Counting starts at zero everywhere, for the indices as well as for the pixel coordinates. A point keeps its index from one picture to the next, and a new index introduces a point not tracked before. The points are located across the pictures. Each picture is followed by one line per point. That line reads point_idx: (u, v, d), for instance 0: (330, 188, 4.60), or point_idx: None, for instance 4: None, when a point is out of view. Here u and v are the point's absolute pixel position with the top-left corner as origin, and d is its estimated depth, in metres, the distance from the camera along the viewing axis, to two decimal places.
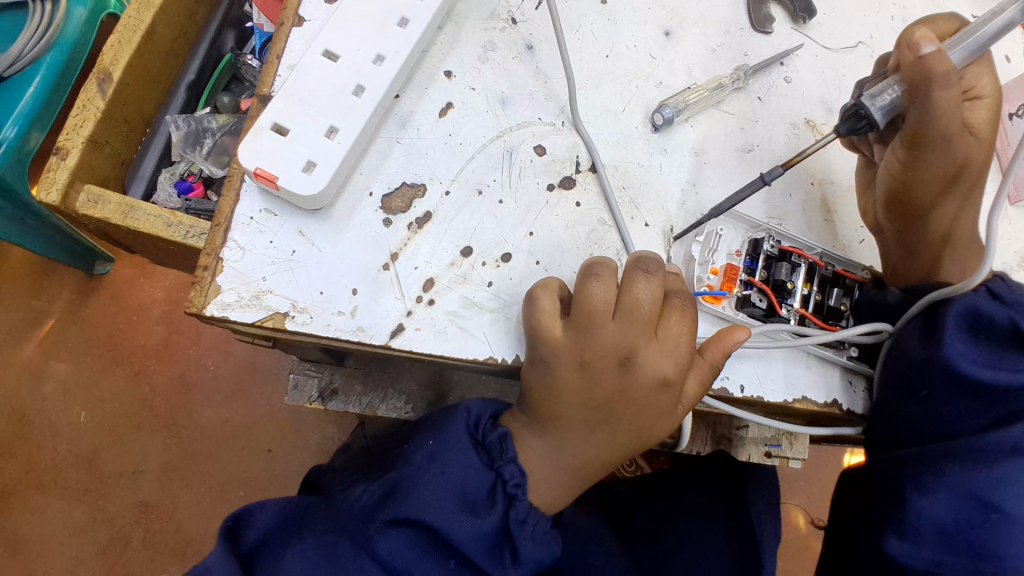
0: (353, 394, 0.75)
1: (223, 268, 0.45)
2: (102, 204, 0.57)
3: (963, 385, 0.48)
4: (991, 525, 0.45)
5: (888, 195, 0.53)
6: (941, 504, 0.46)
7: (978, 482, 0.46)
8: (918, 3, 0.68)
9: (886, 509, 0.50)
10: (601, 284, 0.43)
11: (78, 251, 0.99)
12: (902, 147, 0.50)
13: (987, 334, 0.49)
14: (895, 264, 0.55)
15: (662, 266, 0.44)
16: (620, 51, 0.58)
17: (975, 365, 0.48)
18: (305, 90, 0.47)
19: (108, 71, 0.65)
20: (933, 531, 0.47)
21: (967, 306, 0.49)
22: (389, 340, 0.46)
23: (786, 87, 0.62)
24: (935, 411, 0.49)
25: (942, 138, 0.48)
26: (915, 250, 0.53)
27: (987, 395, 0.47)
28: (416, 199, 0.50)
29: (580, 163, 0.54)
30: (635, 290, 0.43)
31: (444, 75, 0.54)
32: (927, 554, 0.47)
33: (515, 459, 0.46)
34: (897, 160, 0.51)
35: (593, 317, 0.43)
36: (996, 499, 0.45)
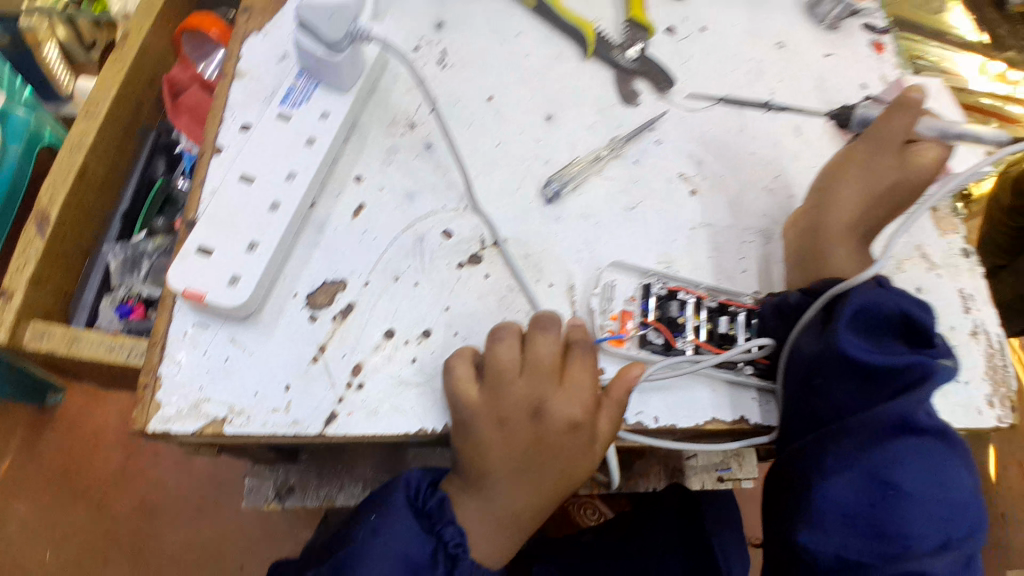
0: (310, 488, 0.77)
1: (163, 383, 0.49)
2: (49, 339, 0.61)
3: (858, 372, 0.53)
4: (889, 504, 0.51)
5: (828, 178, 0.68)
6: (842, 488, 0.52)
7: (872, 463, 0.51)
8: (770, 58, 0.81)
9: (799, 503, 0.54)
10: (506, 345, 0.50)
11: (29, 387, 0.99)
12: (839, 163, 0.68)
13: (876, 326, 0.55)
14: (798, 264, 0.65)
15: (556, 321, 0.52)
16: (509, 139, 0.67)
17: (868, 353, 0.52)
18: (227, 213, 0.53)
19: (45, 213, 0.69)
20: (837, 518, 0.52)
21: (861, 301, 0.54)
22: (324, 427, 0.50)
23: (658, 148, 0.71)
24: (833, 399, 0.54)
25: (884, 154, 0.66)
26: (815, 240, 0.65)
27: (878, 380, 0.53)
28: (338, 293, 0.55)
29: (484, 240, 0.61)
30: (537, 346, 0.50)
31: (353, 181, 0.60)
32: (836, 539, 0.51)
33: (453, 520, 0.50)
34: (852, 150, 0.68)
35: (501, 375, 0.49)
36: (891, 478, 0.51)
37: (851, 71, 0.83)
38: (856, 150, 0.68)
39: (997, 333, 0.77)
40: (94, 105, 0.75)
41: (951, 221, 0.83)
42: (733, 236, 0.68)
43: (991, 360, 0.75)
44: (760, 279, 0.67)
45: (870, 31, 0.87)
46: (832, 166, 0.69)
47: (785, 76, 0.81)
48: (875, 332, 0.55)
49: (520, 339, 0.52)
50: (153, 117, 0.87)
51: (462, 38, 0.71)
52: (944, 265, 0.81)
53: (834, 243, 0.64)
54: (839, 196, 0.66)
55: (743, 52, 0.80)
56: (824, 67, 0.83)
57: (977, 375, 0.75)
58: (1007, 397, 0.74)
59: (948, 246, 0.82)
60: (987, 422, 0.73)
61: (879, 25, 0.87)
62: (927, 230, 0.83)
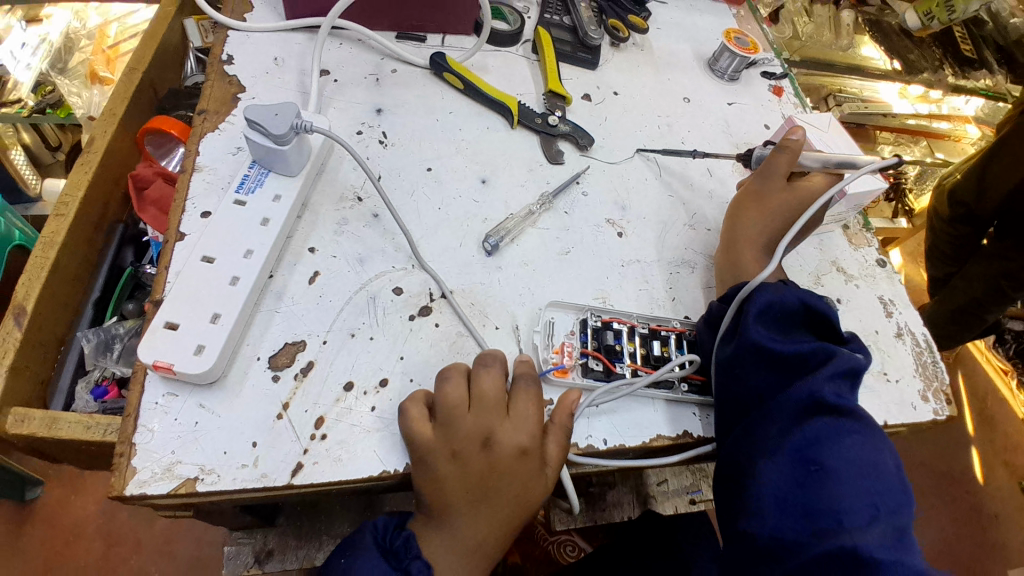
0: (289, 551, 0.78)
1: (137, 450, 0.53)
2: (28, 421, 0.63)
3: (767, 357, 0.58)
4: (816, 480, 0.52)
5: (733, 210, 0.77)
6: (771, 470, 0.53)
7: (793, 442, 0.54)
8: (679, 109, 0.93)
9: (740, 496, 0.56)
10: (452, 383, 0.56)
11: (11, 481, 1.07)
12: (744, 195, 0.77)
13: (781, 319, 0.61)
14: (721, 276, 0.73)
15: (497, 358, 0.58)
16: (449, 202, 0.74)
17: (771, 339, 0.59)
18: (191, 289, 0.58)
19: (22, 306, 0.74)
20: (771, 501, 0.53)
21: (762, 295, 0.61)
22: (291, 478, 0.54)
23: (584, 199, 0.79)
24: (752, 387, 0.59)
25: (778, 181, 0.74)
26: (733, 254, 0.73)
27: (785, 363, 0.58)
28: (298, 353, 0.60)
29: (433, 293, 0.67)
30: (481, 383, 0.56)
31: (308, 251, 0.66)
32: (773, 523, 0.52)
33: (420, 555, 0.53)
34: (749, 185, 0.77)
35: (451, 411, 0.54)
36: (813, 454, 0.53)
37: (752, 116, 0.95)
38: (755, 183, 0.76)
39: (921, 332, 0.85)
40: (64, 206, 0.81)
41: (862, 235, 0.94)
42: (659, 269, 0.75)
43: (918, 357, 0.83)
44: (688, 305, 0.74)
45: (769, 77, 1.02)
46: (740, 197, 0.78)
47: (694, 126, 0.92)
48: (782, 327, 0.61)
49: (467, 377, 0.58)
50: (121, 212, 0.93)
51: (401, 120, 0.80)
52: (861, 276, 0.89)
53: (749, 254, 0.72)
54: (748, 217, 0.75)
55: (653, 110, 0.92)
56: (728, 114, 0.94)
57: (908, 372, 0.81)
58: (939, 390, 0.80)
59: (863, 258, 0.92)
60: (924, 416, 0.78)
61: (776, 72, 1.02)
62: (842, 246, 0.92)
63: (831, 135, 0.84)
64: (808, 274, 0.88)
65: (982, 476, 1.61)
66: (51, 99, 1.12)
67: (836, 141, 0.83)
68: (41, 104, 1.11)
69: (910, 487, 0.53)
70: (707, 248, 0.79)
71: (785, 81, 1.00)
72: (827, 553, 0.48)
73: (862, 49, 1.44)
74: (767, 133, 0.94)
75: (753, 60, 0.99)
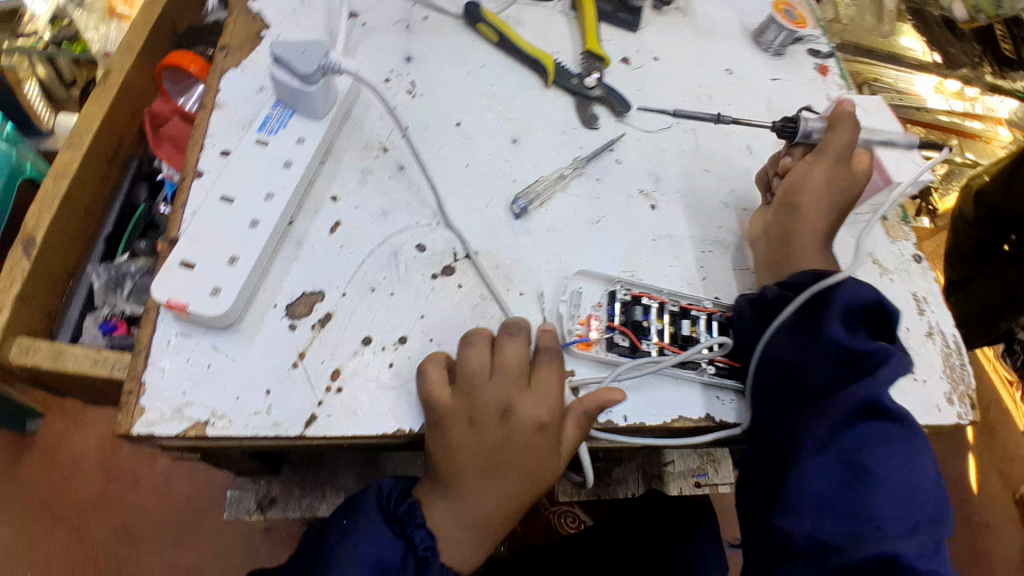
0: (291, 499, 0.78)
1: (146, 389, 0.52)
2: (34, 352, 0.63)
3: (837, 355, 0.56)
4: (861, 487, 0.53)
5: (786, 192, 0.70)
6: (819, 472, 0.54)
7: (846, 448, 0.54)
8: (721, 82, 0.88)
9: (777, 493, 0.57)
10: (474, 349, 0.54)
11: (8, 410, 1.03)
12: (803, 168, 0.70)
13: (849, 315, 0.59)
14: (766, 259, 0.70)
15: (523, 328, 0.56)
16: (478, 159, 0.71)
17: (841, 336, 0.57)
18: (209, 228, 0.56)
19: (31, 235, 0.71)
20: (812, 501, 0.54)
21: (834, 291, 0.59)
22: (304, 430, 0.53)
23: (618, 166, 0.76)
24: (812, 383, 0.58)
25: (840, 161, 0.68)
26: (789, 232, 0.68)
27: (851, 361, 0.56)
28: (316, 303, 0.58)
29: (457, 252, 0.64)
30: (505, 351, 0.54)
31: (331, 199, 0.64)
32: (811, 522, 0.54)
33: (424, 523, 0.53)
34: (805, 164, 0.70)
35: (473, 381, 0.53)
36: (863, 462, 0.54)
37: (797, 94, 0.91)
38: (814, 154, 0.69)
39: (951, 332, 0.82)
40: (78, 135, 0.78)
41: (900, 228, 0.90)
42: (687, 248, 0.72)
43: (947, 358, 0.80)
44: (718, 286, 0.71)
45: (814, 55, 0.96)
46: (791, 177, 0.70)
47: (736, 99, 0.87)
48: (849, 320, 0.59)
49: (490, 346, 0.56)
50: (136, 147, 0.90)
51: (431, 70, 0.76)
52: (896, 270, 0.86)
53: (795, 237, 0.68)
54: (808, 200, 0.68)
55: (694, 80, 0.87)
56: (771, 90, 0.90)
57: (935, 373, 0.79)
58: (963, 393, 0.78)
59: (900, 252, 0.88)
60: (947, 418, 0.76)
61: (823, 50, 0.96)
62: (880, 239, 0.88)
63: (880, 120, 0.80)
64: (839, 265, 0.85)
65: (978, 484, 1.59)
66: (68, 35, 1.10)
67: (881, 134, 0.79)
68: (57, 37, 1.09)
69: (944, 494, 0.56)
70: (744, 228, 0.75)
71: (831, 59, 0.95)
72: (865, 558, 0.51)
73: (902, 39, 1.40)
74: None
75: (800, 35, 0.93)
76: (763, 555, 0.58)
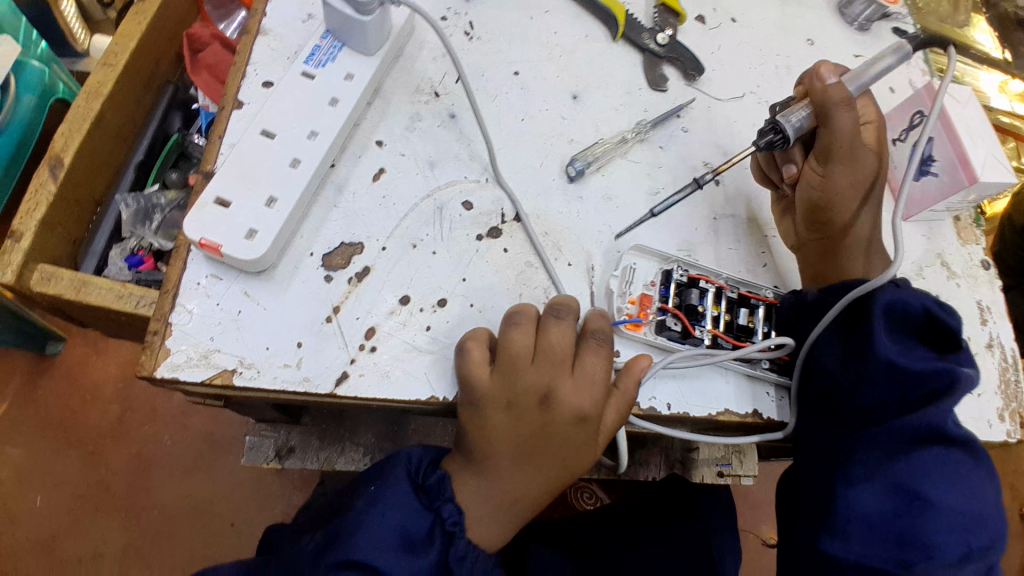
0: (310, 450, 0.76)
1: (173, 331, 0.49)
2: (56, 281, 0.59)
3: (892, 376, 0.52)
4: (914, 513, 0.50)
5: (807, 207, 0.62)
6: (868, 496, 0.52)
7: (900, 473, 0.51)
8: (800, 53, 0.81)
9: (821, 511, 0.54)
10: (521, 331, 0.50)
11: (28, 332, 0.97)
12: (818, 165, 0.61)
13: (900, 326, 0.55)
14: (816, 270, 0.63)
15: (571, 313, 0.51)
16: (534, 114, 0.65)
17: (894, 352, 0.52)
18: (245, 165, 0.52)
19: (60, 157, 0.68)
20: (860, 524, 0.52)
21: (887, 301, 0.54)
22: (334, 388, 0.50)
23: (684, 136, 0.70)
24: (863, 403, 0.54)
25: (857, 146, 0.59)
26: (830, 245, 0.61)
27: (905, 380, 0.51)
28: (354, 256, 0.54)
29: (505, 214, 0.60)
30: (549, 334, 0.50)
31: (376, 144, 0.59)
32: (856, 547, 0.51)
33: (452, 498, 0.51)
34: (817, 172, 0.61)
35: (515, 362, 0.49)
36: (917, 487, 0.51)
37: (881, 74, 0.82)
38: (823, 148, 0.60)
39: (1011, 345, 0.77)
40: (113, 55, 0.73)
41: (973, 229, 0.80)
42: (754, 229, 0.67)
43: (1005, 374, 0.75)
44: (779, 275, 0.66)
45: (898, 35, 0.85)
46: (807, 189, 0.61)
47: None
48: (900, 330, 0.55)
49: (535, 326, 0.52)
50: (172, 73, 0.86)
51: (493, 12, 0.70)
52: (965, 275, 0.78)
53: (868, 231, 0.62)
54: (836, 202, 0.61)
55: (771, 47, 0.80)
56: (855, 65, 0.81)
57: (990, 387, 0.73)
58: (1017, 412, 0.73)
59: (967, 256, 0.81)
60: (997, 436, 0.72)
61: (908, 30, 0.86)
62: (951, 238, 0.80)
63: (969, 112, 0.72)
64: (907, 263, 0.77)
65: None
66: None
67: (980, 147, 0.69)
68: None
69: (1003, 518, 0.53)
70: (781, 230, 0.66)
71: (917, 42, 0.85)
72: None
73: None
74: (890, 99, 0.82)
75: (887, 12, 0.84)
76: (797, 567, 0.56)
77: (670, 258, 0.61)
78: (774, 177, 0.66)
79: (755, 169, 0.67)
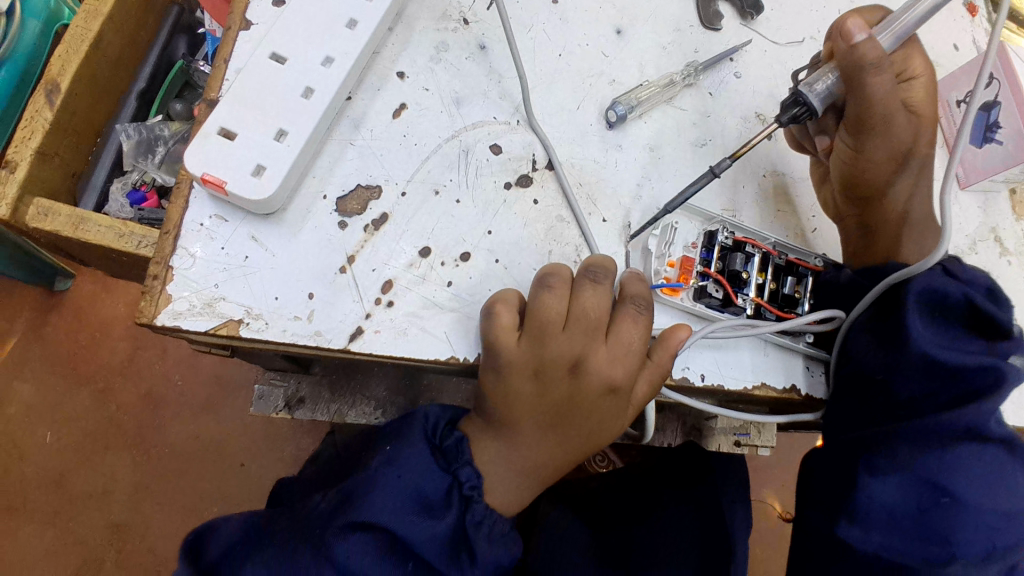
0: (321, 402, 0.73)
1: (174, 276, 0.45)
2: (53, 217, 0.55)
3: (927, 370, 0.48)
4: (940, 509, 0.47)
5: (841, 181, 0.57)
6: (891, 488, 0.48)
7: (928, 466, 0.47)
8: None
9: (840, 495, 0.51)
10: (554, 296, 0.46)
11: (36, 267, 0.93)
12: (848, 135, 0.54)
13: (941, 316, 0.50)
14: (854, 248, 0.58)
15: (608, 274, 0.47)
16: (573, 50, 0.59)
17: (934, 345, 0.48)
18: (254, 93, 0.47)
19: (57, 82, 0.63)
20: (881, 514, 0.48)
21: (923, 289, 0.50)
22: (347, 344, 0.46)
23: (736, 82, 0.62)
24: (895, 395, 0.50)
25: (895, 109, 0.52)
26: (870, 223, 0.56)
27: (944, 376, 0.48)
28: (371, 201, 0.50)
29: (536, 160, 0.54)
30: (583, 299, 0.46)
31: (397, 76, 0.53)
32: (876, 537, 0.48)
33: (471, 461, 0.48)
34: (846, 146, 0.55)
35: (546, 327, 0.45)
36: (946, 484, 0.46)
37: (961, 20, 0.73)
38: (853, 118, 0.53)
39: None
40: None
41: None
42: (805, 190, 0.61)
43: None
44: (830, 242, 0.61)
45: None
46: (841, 165, 0.56)
47: None
48: (942, 319, 0.50)
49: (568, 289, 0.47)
50: None
51: None
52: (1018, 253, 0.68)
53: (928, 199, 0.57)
54: (873, 172, 0.55)
55: None
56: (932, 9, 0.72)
57: None
58: None
59: None
60: None
61: None
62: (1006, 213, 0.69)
63: None
64: (961, 235, 0.67)
65: None
66: None
67: None
68: None
69: None
70: (820, 200, 0.60)
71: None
72: None
73: None
74: (955, 58, 0.71)
75: None
76: (813, 548, 0.54)
77: (715, 220, 0.55)
78: (811, 144, 0.60)
79: (788, 140, 0.61)
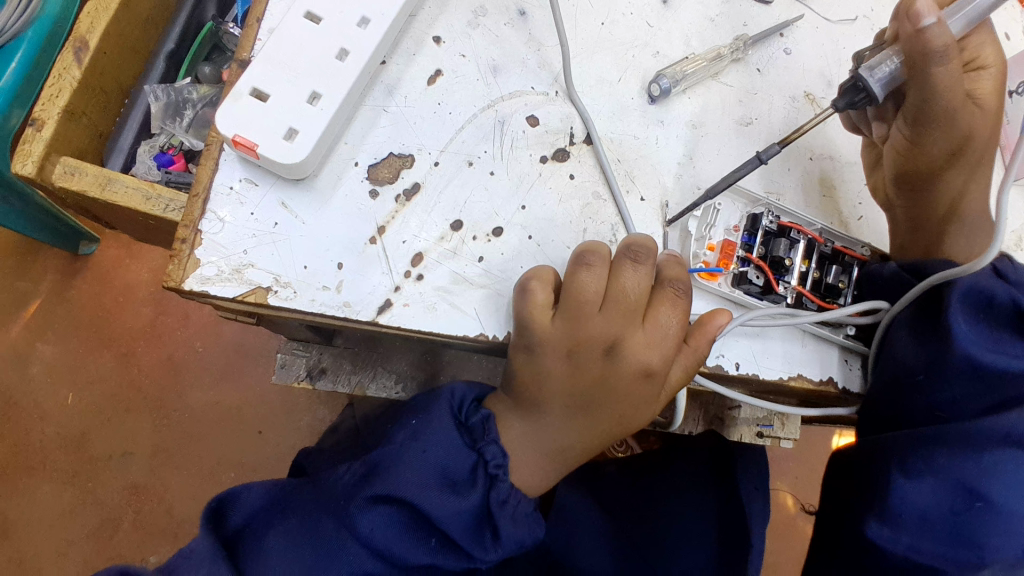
0: (342, 373, 0.72)
1: (202, 240, 0.44)
2: (79, 176, 0.54)
3: (969, 373, 0.46)
4: (974, 513, 0.45)
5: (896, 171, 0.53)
6: (925, 490, 0.46)
7: (965, 471, 0.45)
8: None
9: (869, 493, 0.49)
10: (591, 274, 0.44)
11: (60, 231, 0.93)
12: (906, 125, 0.51)
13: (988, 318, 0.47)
14: (903, 240, 0.55)
15: (651, 254, 0.45)
16: (617, 18, 0.56)
17: (979, 348, 0.46)
18: (284, 54, 0.45)
19: (85, 39, 0.61)
20: (914, 516, 0.47)
21: (971, 290, 0.47)
22: (376, 316, 0.45)
23: (785, 59, 0.59)
24: (932, 396, 0.48)
25: (957, 95, 0.48)
26: (919, 218, 0.53)
27: (987, 379, 0.46)
28: (403, 170, 0.48)
29: (574, 134, 0.52)
30: (621, 279, 0.44)
31: (433, 41, 0.51)
32: (906, 539, 0.47)
33: (497, 440, 0.46)
34: (903, 137, 0.51)
35: (581, 306, 0.44)
36: (982, 488, 0.45)
37: None
38: (911, 109, 0.50)
39: None
40: None
41: None
42: (854, 175, 0.58)
43: None
44: (878, 232, 0.58)
45: None
46: (897, 156, 0.53)
47: None
48: (988, 321, 0.47)
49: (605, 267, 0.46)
50: None
51: None
52: None
53: (980, 192, 0.54)
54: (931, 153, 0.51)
55: None
56: None
57: None
58: None
59: None
60: None
61: None
62: None
63: None
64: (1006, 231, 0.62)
65: None
66: None
67: None
68: None
69: None
70: (871, 185, 0.57)
71: None
72: None
73: None
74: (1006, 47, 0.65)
75: None
76: (835, 543, 0.53)
77: (762, 198, 0.53)
78: (869, 127, 0.57)
79: (844, 122, 0.58)
